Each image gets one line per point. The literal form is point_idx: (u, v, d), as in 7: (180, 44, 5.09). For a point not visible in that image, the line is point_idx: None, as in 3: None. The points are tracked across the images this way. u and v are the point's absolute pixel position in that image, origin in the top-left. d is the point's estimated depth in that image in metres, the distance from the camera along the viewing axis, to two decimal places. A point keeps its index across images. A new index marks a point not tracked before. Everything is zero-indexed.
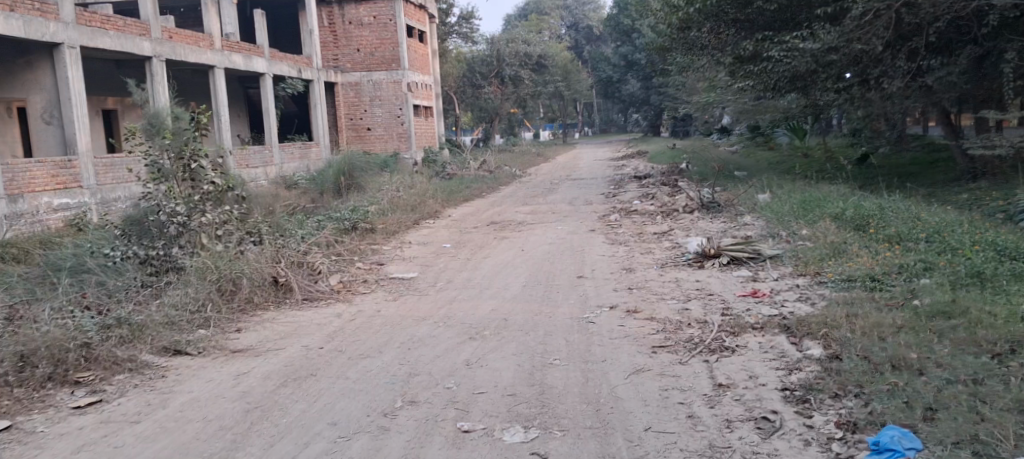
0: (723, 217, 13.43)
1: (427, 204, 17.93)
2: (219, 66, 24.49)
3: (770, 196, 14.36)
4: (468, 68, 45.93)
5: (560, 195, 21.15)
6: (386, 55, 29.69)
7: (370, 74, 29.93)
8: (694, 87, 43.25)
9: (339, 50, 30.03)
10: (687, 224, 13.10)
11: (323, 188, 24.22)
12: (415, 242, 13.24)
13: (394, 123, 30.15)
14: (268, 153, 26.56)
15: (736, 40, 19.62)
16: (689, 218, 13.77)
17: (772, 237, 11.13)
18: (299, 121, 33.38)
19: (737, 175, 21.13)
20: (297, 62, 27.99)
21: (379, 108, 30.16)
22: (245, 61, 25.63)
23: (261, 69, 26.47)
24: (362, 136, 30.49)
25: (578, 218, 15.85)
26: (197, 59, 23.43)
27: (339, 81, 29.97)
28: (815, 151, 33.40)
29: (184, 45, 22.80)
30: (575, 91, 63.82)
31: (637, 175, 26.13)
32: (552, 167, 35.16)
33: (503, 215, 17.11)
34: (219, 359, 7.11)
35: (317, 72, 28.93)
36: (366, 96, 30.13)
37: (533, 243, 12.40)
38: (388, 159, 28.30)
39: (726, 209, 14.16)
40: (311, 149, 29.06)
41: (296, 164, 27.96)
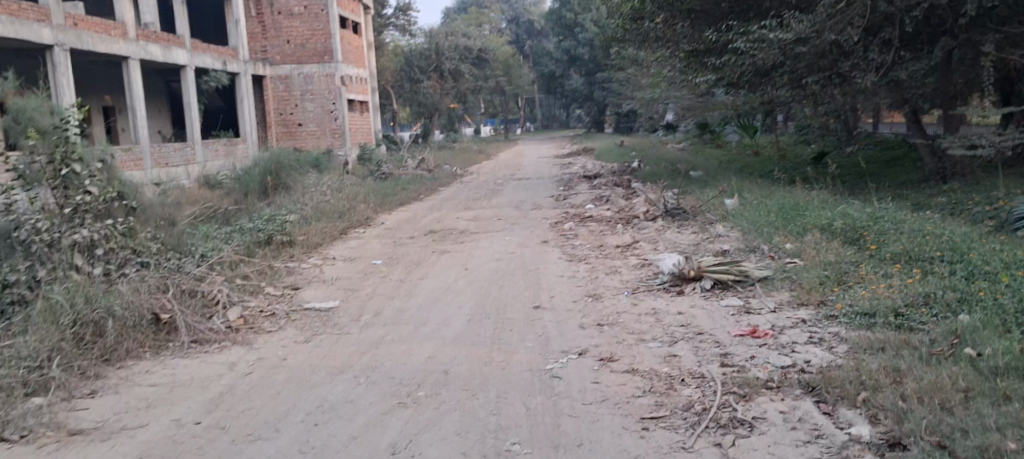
0: (691, 227, 11.97)
1: (359, 210, 16.20)
2: (133, 57, 22.29)
3: (740, 203, 12.98)
4: (406, 62, 44.11)
5: (505, 198, 19.58)
6: (318, 47, 27.64)
7: (301, 67, 27.90)
8: (639, 83, 42.02)
9: (268, 41, 27.92)
10: (653, 236, 11.61)
11: (248, 189, 22.26)
12: (341, 259, 11.51)
13: (326, 118, 28.13)
14: (189, 151, 24.45)
15: (690, 32, 18.19)
16: (653, 228, 12.33)
17: (752, 253, 9.73)
18: (224, 117, 31.22)
19: (693, 177, 19.85)
20: (221, 53, 25.82)
21: (311, 102, 28.11)
22: (164, 52, 23.42)
23: (182, 61, 24.26)
24: (292, 132, 28.41)
25: (527, 226, 14.31)
26: (108, 49, 21.22)
27: (268, 74, 27.96)
28: (766, 149, 32.44)
29: (93, 34, 20.58)
30: (517, 86, 62.39)
31: (585, 175, 24.70)
32: (493, 165, 33.55)
33: (444, 222, 15.46)
34: (42, 451, 5.35)
35: (243, 65, 26.82)
36: (297, 90, 28.10)
37: (477, 260, 10.77)
38: (319, 156, 26.38)
39: (692, 217, 12.75)
40: (237, 146, 27.00)
41: (221, 162, 25.92)
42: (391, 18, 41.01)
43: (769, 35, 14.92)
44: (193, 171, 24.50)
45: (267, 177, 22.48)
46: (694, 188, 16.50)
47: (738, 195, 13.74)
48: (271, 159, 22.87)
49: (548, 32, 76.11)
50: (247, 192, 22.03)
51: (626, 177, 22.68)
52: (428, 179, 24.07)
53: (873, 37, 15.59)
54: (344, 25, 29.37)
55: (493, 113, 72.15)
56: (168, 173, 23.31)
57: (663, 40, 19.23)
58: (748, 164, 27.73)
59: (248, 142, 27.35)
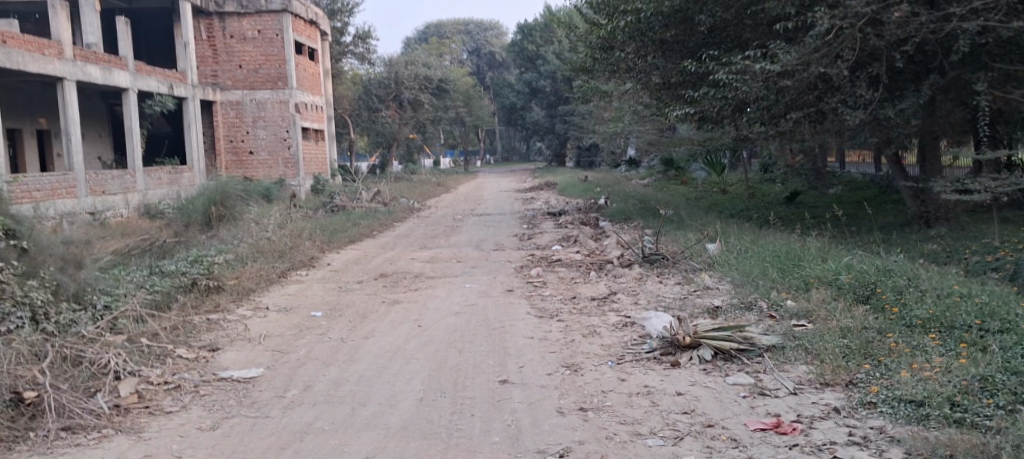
0: (675, 277, 10.66)
1: (304, 249, 14.76)
2: (70, 79, 20.58)
3: (724, 250, 11.79)
4: (364, 90, 42.84)
5: (463, 235, 18.27)
6: (273, 73, 26.21)
7: (253, 93, 26.34)
8: (602, 117, 41.08)
9: (219, 65, 26.33)
10: (636, 286, 10.28)
11: (191, 219, 20.57)
12: (275, 311, 10.07)
13: (280, 146, 26.65)
14: (129, 179, 22.69)
15: (664, 64, 17.04)
16: (630, 275, 11.12)
17: (748, 311, 8.45)
18: (170, 143, 29.54)
19: (665, 216, 18.73)
20: (167, 77, 24.19)
21: (263, 130, 26.59)
22: (104, 73, 21.73)
23: (124, 84, 22.57)
24: (242, 161, 26.79)
25: (488, 270, 13.03)
26: (41, 69, 19.56)
27: (219, 99, 26.29)
28: (733, 186, 31.54)
29: (25, 53, 18.95)
30: (478, 118, 61.29)
31: (549, 211, 23.46)
32: (451, 198, 32.19)
33: (397, 264, 14.07)
34: None
35: (192, 90, 25.13)
36: (249, 117, 26.51)
37: (433, 313, 9.37)
38: (270, 186, 25.11)
39: (671, 264, 11.54)
40: (183, 174, 25.19)
41: (164, 191, 24.11)
42: (350, 46, 39.60)
43: (754, 65, 13.57)
44: (131, 201, 22.63)
45: (212, 207, 20.81)
46: (669, 230, 15.35)
47: (722, 240, 12.57)
48: (216, 189, 21.26)
49: (510, 64, 75.33)
50: (190, 222, 20.40)
51: (592, 214, 21.50)
52: (383, 214, 22.66)
53: (858, 72, 14.19)
54: (299, 51, 27.98)
55: (452, 145, 70.97)
56: (104, 202, 21.56)
57: (634, 72, 18.06)
58: (717, 202, 26.71)
59: (196, 170, 25.58)
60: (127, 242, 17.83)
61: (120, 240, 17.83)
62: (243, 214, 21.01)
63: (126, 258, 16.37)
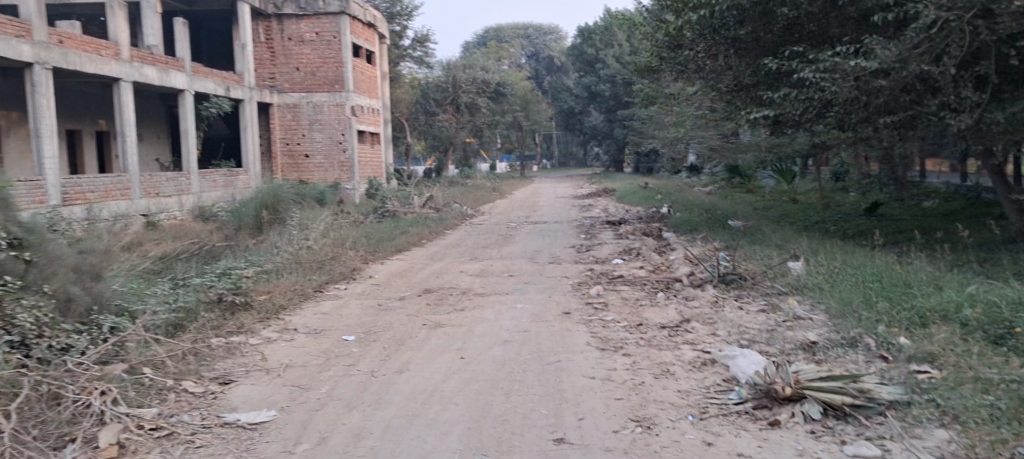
0: (758, 303, 9.35)
1: (345, 259, 13.70)
2: (126, 80, 19.88)
3: (812, 271, 10.43)
4: (421, 94, 41.97)
5: (518, 245, 17.12)
6: (330, 76, 25.37)
7: (310, 96, 25.51)
8: (664, 122, 39.64)
9: (277, 68, 25.57)
10: (723, 311, 8.96)
11: (242, 223, 19.74)
12: (302, 332, 8.97)
13: (335, 149, 25.74)
14: (183, 181, 22.00)
15: (739, 63, 15.61)
16: (706, 298, 9.83)
17: (861, 354, 7.16)
18: (226, 145, 28.80)
19: (740, 229, 17.33)
20: (224, 78, 23.46)
21: (319, 132, 25.72)
22: (160, 75, 21.04)
23: (181, 86, 21.87)
24: (297, 164, 25.92)
25: (544, 287, 11.85)
26: (98, 70, 18.89)
27: (276, 102, 25.50)
28: (805, 195, 29.91)
29: (80, 54, 18.27)
30: (535, 122, 60.12)
31: (609, 220, 22.19)
32: (506, 204, 31.06)
33: (444, 277, 12.92)
34: None
35: (249, 92, 24.39)
36: (305, 119, 25.67)
37: (477, 342, 8.16)
38: (326, 189, 24.36)
39: (752, 286, 10.20)
40: (238, 176, 24.38)
41: (219, 193, 23.35)
42: (409, 49, 38.77)
43: (849, 62, 12.13)
44: (185, 203, 21.94)
45: (263, 211, 19.97)
46: (748, 245, 13.98)
47: (811, 260, 11.20)
48: (267, 193, 20.49)
49: (569, 69, 74.08)
50: (241, 227, 19.59)
51: (655, 224, 20.19)
52: (435, 220, 21.65)
53: (963, 71, 12.68)
54: (356, 53, 27.10)
55: (509, 148, 69.85)
56: (157, 204, 20.84)
57: (705, 72, 16.65)
58: (788, 212, 25.13)
59: (252, 173, 24.74)
60: (175, 247, 17.06)
61: (165, 245, 17.07)
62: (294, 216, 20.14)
63: (167, 264, 15.51)
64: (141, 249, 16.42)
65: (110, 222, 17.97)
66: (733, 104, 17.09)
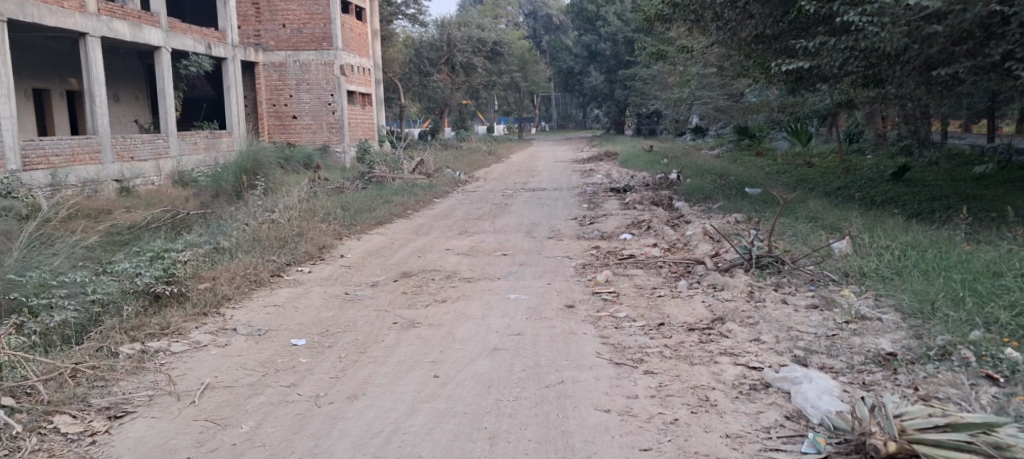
0: (816, 296, 7.61)
1: (315, 235, 11.91)
2: (94, 35, 17.74)
3: (872, 253, 8.65)
4: (414, 53, 39.84)
5: (513, 217, 15.37)
6: (318, 32, 23.36)
7: (297, 54, 23.45)
8: (667, 81, 37.72)
9: (262, 25, 23.46)
10: (771, 307, 7.22)
11: (220, 190, 17.95)
12: (243, 333, 7.24)
13: (324, 111, 23.80)
14: (161, 143, 19.98)
15: (761, 11, 13.76)
16: (743, 289, 8.08)
17: (969, 377, 5.46)
18: (208, 106, 26.74)
19: (772, 198, 15.50)
20: (204, 35, 21.41)
21: (307, 93, 23.76)
22: (133, 30, 18.95)
23: (157, 43, 19.79)
24: (286, 125, 23.91)
25: (547, 270, 10.08)
26: (60, 25, 16.73)
27: (262, 61, 23.44)
28: (820, 159, 28.13)
29: (40, 6, 16.13)
30: (532, 83, 58.00)
31: (613, 187, 20.41)
32: (503, 169, 29.28)
33: (426, 257, 11.17)
34: None
35: (232, 49, 22.35)
36: (292, 79, 23.64)
37: (459, 352, 6.45)
38: (313, 152, 22.60)
39: (796, 274, 8.48)
40: (221, 139, 22.45)
41: (201, 157, 21.43)
42: (401, 6, 36.31)
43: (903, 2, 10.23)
44: (164, 168, 19.97)
45: (242, 176, 18.16)
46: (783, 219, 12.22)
47: (863, 238, 9.42)
48: (246, 157, 18.72)
49: (568, 28, 71.77)
50: (220, 193, 17.75)
51: (664, 192, 18.41)
52: (424, 187, 19.92)
53: None
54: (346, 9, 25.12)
55: (506, 110, 67.75)
56: (131, 169, 18.89)
57: (724, 21, 14.70)
58: (805, 177, 23.38)
59: (236, 135, 22.81)
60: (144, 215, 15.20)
61: (134, 212, 15.30)
62: (280, 181, 18.34)
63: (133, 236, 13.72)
64: (101, 220, 14.66)
65: (76, 189, 16.14)
66: (754, 57, 15.20)
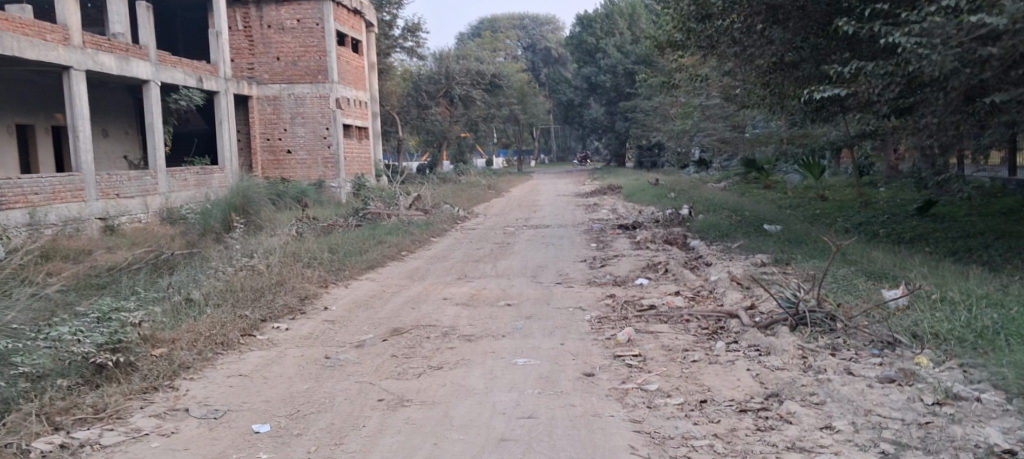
0: (891, 366, 6.35)
1: (299, 284, 10.66)
2: (79, 68, 16.50)
3: (953, 311, 7.33)
4: (412, 86, 38.80)
5: (517, 259, 14.14)
6: (313, 65, 22.19)
7: (291, 88, 22.28)
8: (671, 113, 36.69)
9: (256, 58, 22.31)
10: (835, 379, 5.95)
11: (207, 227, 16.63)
12: (196, 416, 5.98)
13: (320, 145, 22.51)
14: (148, 180, 18.63)
15: (782, 37, 12.58)
16: (802, 357, 6.77)
17: None
18: (200, 141, 25.32)
19: (801, 238, 14.23)
20: (195, 68, 20.18)
21: (302, 127, 22.50)
22: (119, 63, 17.72)
23: (144, 76, 18.53)
24: (279, 160, 22.64)
25: (561, 326, 8.79)
26: (42, 59, 15.51)
27: (255, 94, 22.23)
28: (832, 192, 26.98)
29: (19, 37, 14.90)
30: (532, 115, 57.03)
31: (621, 223, 19.20)
32: (503, 204, 28.12)
33: (421, 309, 9.91)
34: None
35: (224, 83, 21.13)
36: (287, 113, 22.43)
37: (458, 446, 5.24)
38: (309, 187, 21.51)
39: (858, 338, 7.19)
40: (212, 174, 21.17)
41: (190, 193, 20.14)
42: (400, 39, 35.28)
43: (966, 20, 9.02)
44: (151, 205, 18.65)
45: (232, 214, 16.86)
46: (824, 263, 10.94)
47: (933, 291, 8.10)
48: (235, 193, 17.44)
49: (567, 61, 70.92)
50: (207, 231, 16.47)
51: (676, 229, 17.22)
52: (420, 225, 18.73)
53: None
54: (342, 42, 24.03)
55: (506, 143, 66.77)
56: (116, 207, 17.52)
57: (741, 46, 13.26)
58: (820, 211, 22.24)
59: (227, 171, 21.52)
60: (122, 257, 13.91)
61: (113, 254, 14.04)
62: (275, 221, 17.16)
63: (111, 280, 12.35)
64: (75, 263, 13.40)
65: (55, 230, 14.94)
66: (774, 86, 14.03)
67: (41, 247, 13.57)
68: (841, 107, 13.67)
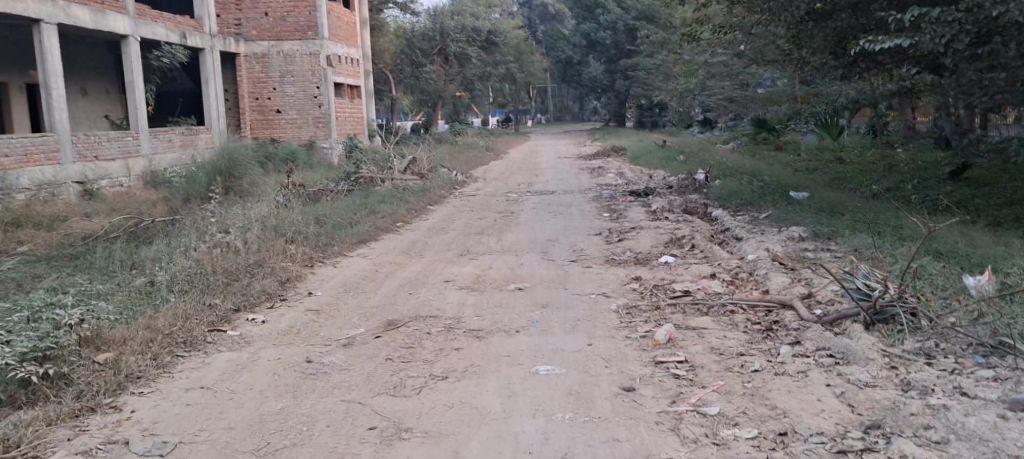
0: (1010, 382, 5.20)
1: (280, 264, 9.33)
2: (49, 21, 14.93)
3: None
4: (407, 43, 37.17)
5: (524, 231, 12.83)
6: (302, 21, 20.61)
7: (280, 45, 20.73)
8: (674, 71, 35.21)
9: (243, 13, 20.75)
10: (955, 407, 4.88)
11: (190, 192, 15.21)
12: (139, 452, 4.92)
13: (310, 105, 21.02)
14: (129, 141, 17.02)
15: None
16: (904, 371, 5.52)
17: None
18: (185, 101, 23.75)
19: (836, 209, 12.94)
20: (178, 23, 18.62)
21: (292, 86, 21.01)
22: (95, 16, 16.15)
23: (122, 31, 16.97)
24: (269, 121, 21.15)
25: (588, 319, 7.48)
26: (8, 10, 13.96)
27: (242, 52, 20.70)
28: (849, 154, 25.67)
29: None
30: (529, 73, 55.38)
31: (631, 189, 17.88)
32: (502, 167, 26.78)
33: (422, 295, 8.62)
34: None
35: (209, 40, 19.60)
36: (275, 71, 20.92)
37: None
38: (299, 149, 20.11)
39: (958, 345, 5.99)
40: (198, 135, 19.61)
41: (176, 155, 18.54)
42: None
43: None
44: (134, 168, 17.05)
45: (217, 178, 15.44)
46: (880, 241, 9.64)
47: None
48: (222, 154, 16.00)
49: (564, 17, 68.96)
50: (192, 197, 15.01)
51: (693, 197, 15.91)
52: (416, 191, 17.39)
53: None
54: None
55: (502, 103, 65.05)
56: (95, 170, 15.95)
57: None
58: (840, 175, 20.93)
59: (215, 131, 20.01)
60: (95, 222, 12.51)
61: (89, 221, 12.64)
62: (262, 185, 15.77)
63: (91, 246, 10.75)
64: (44, 232, 12.02)
65: (26, 196, 13.56)
66: (804, 40, 12.53)
67: (6, 215, 12.19)
68: (872, 61, 12.19)
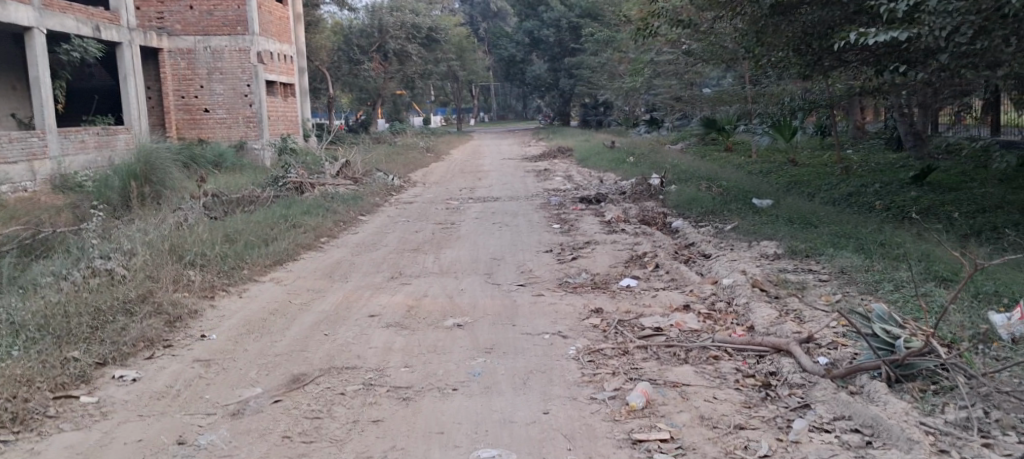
0: None
1: (170, 296, 7.67)
2: None
3: None
4: (344, 40, 35.38)
5: (465, 247, 11.35)
6: (230, 15, 18.80)
7: (208, 40, 18.86)
8: (620, 69, 34.00)
9: (167, 5, 18.76)
10: None
11: (103, 198, 13.22)
12: None
13: (239, 103, 19.22)
14: (34, 141, 15.03)
15: None
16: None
17: None
18: (100, 97, 21.51)
19: (808, 219, 11.72)
20: (92, 14, 16.63)
21: (220, 84, 19.13)
22: None
23: (27, 23, 14.96)
24: (195, 120, 19.25)
25: (544, 371, 6.00)
26: None
27: (165, 47, 18.75)
28: (802, 156, 24.73)
29: None
30: (471, 71, 53.80)
31: (581, 195, 16.53)
32: (442, 169, 25.26)
33: (342, 336, 7.09)
34: None
35: (127, 33, 17.66)
36: (202, 67, 19.01)
37: None
38: (226, 150, 18.33)
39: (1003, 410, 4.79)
40: (117, 135, 17.55)
41: (89, 157, 16.54)
42: None
43: None
44: (40, 172, 15.04)
45: (132, 182, 13.47)
46: (872, 261, 8.41)
47: None
48: (139, 154, 14.01)
49: (507, 14, 67.45)
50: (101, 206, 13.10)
51: (649, 204, 14.61)
52: (349, 198, 15.84)
53: None
54: None
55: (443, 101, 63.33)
56: None
57: None
58: (798, 178, 19.90)
59: (134, 132, 17.98)
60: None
61: None
62: (180, 192, 14.03)
63: None
64: None
65: None
66: (762, 37, 11.07)
67: None
68: (837, 59, 10.82)
